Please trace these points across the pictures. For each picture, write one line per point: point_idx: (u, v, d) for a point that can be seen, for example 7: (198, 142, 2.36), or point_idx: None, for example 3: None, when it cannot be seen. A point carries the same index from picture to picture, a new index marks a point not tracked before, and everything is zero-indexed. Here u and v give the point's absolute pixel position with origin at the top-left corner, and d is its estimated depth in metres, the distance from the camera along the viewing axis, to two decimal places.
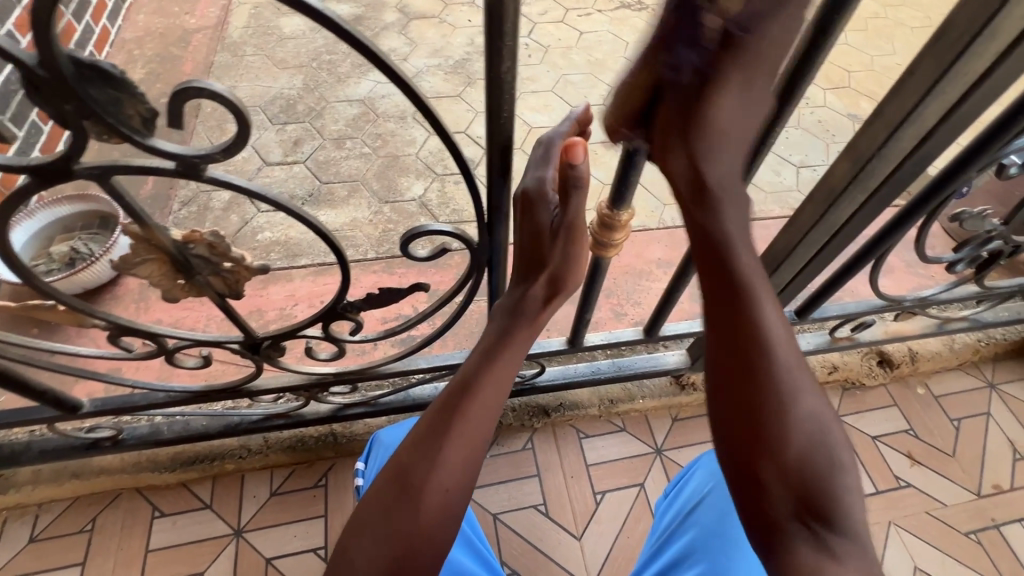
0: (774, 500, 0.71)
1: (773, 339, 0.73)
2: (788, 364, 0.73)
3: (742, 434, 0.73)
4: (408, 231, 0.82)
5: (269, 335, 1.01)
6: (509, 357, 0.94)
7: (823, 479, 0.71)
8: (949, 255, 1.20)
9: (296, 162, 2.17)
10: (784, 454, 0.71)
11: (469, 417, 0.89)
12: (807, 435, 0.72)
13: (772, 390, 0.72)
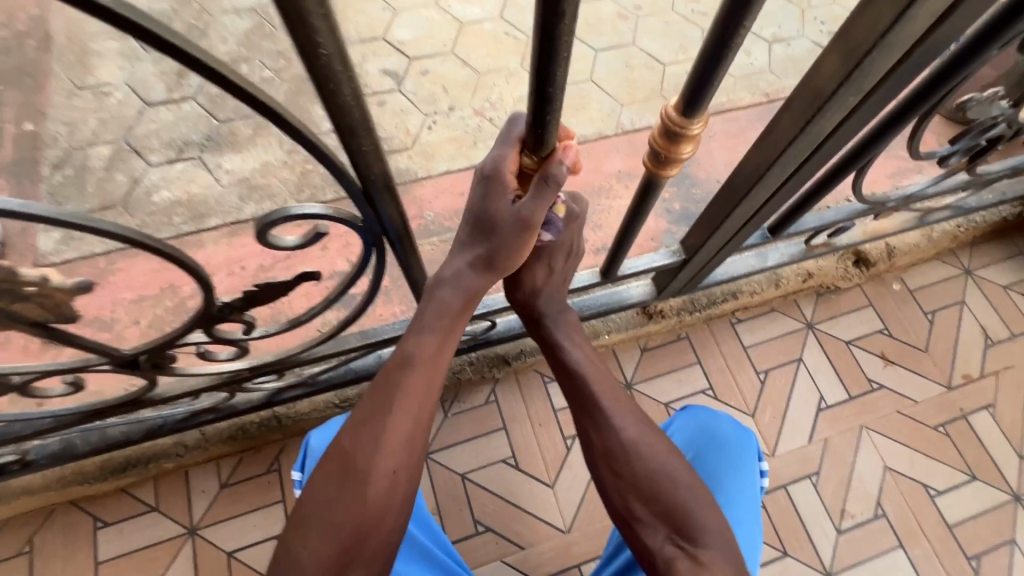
0: (647, 532, 0.79)
1: (604, 402, 0.87)
2: (623, 414, 0.86)
3: (609, 480, 0.83)
4: (263, 218, 0.61)
5: (141, 349, 0.83)
6: (450, 324, 0.81)
7: (676, 501, 0.78)
8: (943, 149, 1.04)
9: (184, 97, 1.80)
10: (642, 488, 0.80)
11: (416, 392, 0.76)
12: (653, 461, 0.81)
13: (617, 437, 0.84)
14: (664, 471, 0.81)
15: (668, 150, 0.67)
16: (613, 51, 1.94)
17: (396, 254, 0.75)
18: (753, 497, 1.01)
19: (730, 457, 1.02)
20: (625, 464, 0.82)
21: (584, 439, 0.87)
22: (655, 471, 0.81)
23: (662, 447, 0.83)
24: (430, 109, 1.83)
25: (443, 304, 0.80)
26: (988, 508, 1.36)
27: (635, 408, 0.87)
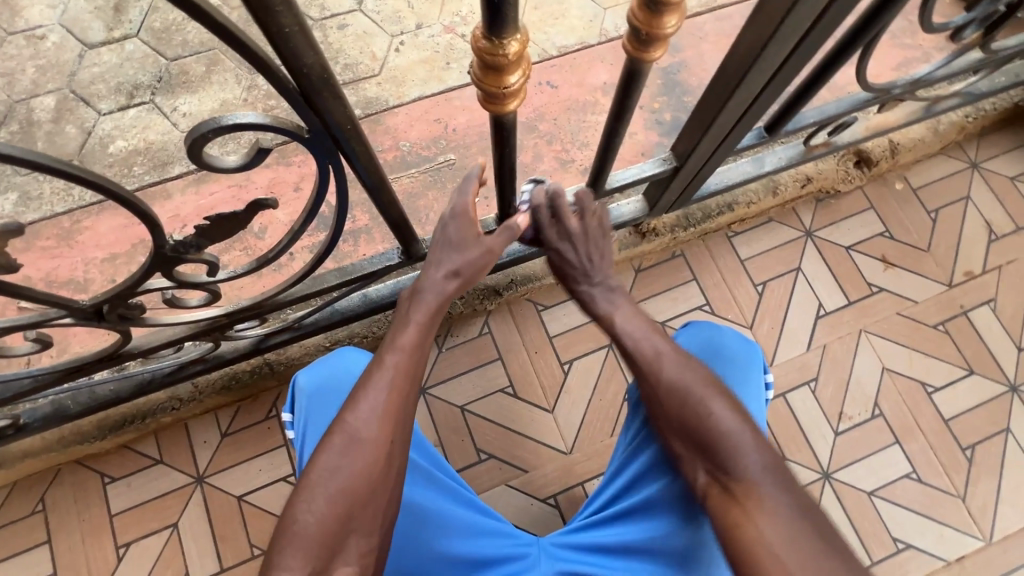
0: (689, 467, 0.78)
1: (629, 344, 0.85)
2: (647, 354, 0.84)
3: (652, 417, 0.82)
4: (192, 130, 0.52)
5: (100, 299, 0.77)
6: (430, 320, 0.83)
7: (703, 432, 0.76)
8: (957, 19, 0.94)
9: (126, 35, 1.65)
10: (677, 426, 0.79)
11: (412, 369, 0.78)
12: (680, 391, 0.79)
13: (643, 369, 0.83)
14: (697, 407, 0.77)
15: (648, 22, 0.59)
16: None
17: (356, 171, 0.68)
18: (756, 408, 1.00)
19: (735, 370, 1.01)
20: (659, 402, 0.80)
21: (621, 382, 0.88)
22: (687, 406, 0.78)
23: (701, 381, 0.79)
24: (396, 29, 1.67)
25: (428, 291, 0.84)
26: (984, 400, 1.37)
27: (663, 344, 0.84)
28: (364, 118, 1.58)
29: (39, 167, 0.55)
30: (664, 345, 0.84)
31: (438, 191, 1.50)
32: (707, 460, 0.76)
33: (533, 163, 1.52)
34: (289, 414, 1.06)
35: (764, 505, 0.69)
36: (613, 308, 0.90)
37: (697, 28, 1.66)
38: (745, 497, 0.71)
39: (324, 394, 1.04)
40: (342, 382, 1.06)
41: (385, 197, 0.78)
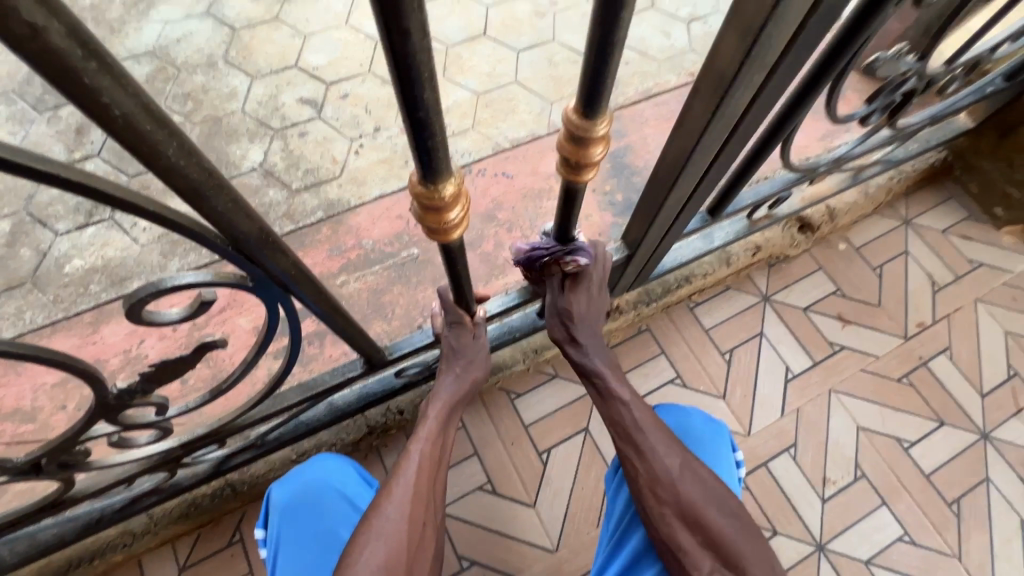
0: (692, 564, 0.77)
1: (663, 454, 0.85)
2: (674, 459, 0.84)
3: (660, 517, 0.81)
4: (130, 293, 0.53)
5: (39, 453, 0.73)
6: (444, 415, 0.95)
7: (725, 533, 0.78)
8: (861, 110, 1.04)
9: (87, 156, 1.68)
10: (686, 518, 0.79)
11: (435, 457, 0.88)
12: (707, 499, 0.81)
13: (666, 463, 0.84)
14: (710, 501, 0.81)
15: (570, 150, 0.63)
16: (533, 49, 1.91)
17: (308, 306, 0.68)
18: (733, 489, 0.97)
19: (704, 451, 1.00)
20: (669, 490, 0.81)
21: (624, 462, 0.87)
22: (704, 500, 0.81)
23: (703, 472, 0.84)
24: (355, 132, 1.76)
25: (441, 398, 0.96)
26: (960, 450, 1.38)
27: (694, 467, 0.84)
28: (326, 219, 1.61)
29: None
30: (691, 455, 0.86)
31: (403, 285, 1.51)
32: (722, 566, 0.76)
33: (495, 251, 1.56)
34: (261, 532, 1.00)
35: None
36: (642, 414, 0.90)
37: (638, 115, 1.79)
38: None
39: (296, 505, 0.99)
40: (315, 491, 1.00)
41: (341, 318, 0.78)
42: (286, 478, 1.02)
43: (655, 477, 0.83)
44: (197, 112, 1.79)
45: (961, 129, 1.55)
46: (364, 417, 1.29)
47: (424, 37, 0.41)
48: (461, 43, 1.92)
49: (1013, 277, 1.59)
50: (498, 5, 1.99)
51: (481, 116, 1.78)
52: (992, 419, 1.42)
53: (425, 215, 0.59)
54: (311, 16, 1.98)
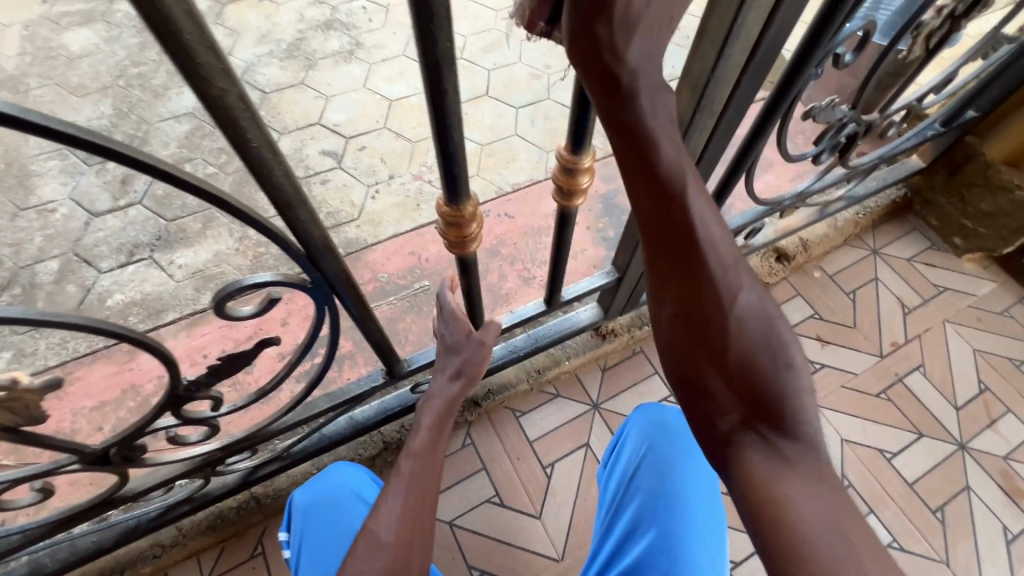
0: (718, 410, 0.58)
1: (723, 277, 0.58)
2: (739, 286, 0.58)
3: (691, 348, 0.59)
4: (218, 292, 0.67)
5: (110, 442, 0.85)
6: (437, 422, 0.92)
7: (776, 386, 0.57)
8: (812, 150, 1.21)
9: (131, 202, 1.86)
10: (729, 361, 0.57)
11: (425, 473, 0.85)
12: (763, 349, 0.58)
13: (709, 285, 0.57)
14: (770, 339, 0.58)
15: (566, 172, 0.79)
16: (531, 107, 2.15)
17: (349, 310, 0.82)
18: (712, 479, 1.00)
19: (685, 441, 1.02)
20: (718, 330, 0.57)
21: (654, 289, 0.60)
22: (759, 338, 0.58)
23: (768, 306, 0.59)
24: (372, 180, 1.95)
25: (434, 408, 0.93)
26: (939, 460, 1.47)
27: (742, 255, 0.61)
28: (345, 256, 1.77)
29: (105, 330, 0.69)
30: (750, 274, 0.60)
31: (415, 313, 1.65)
32: (756, 416, 0.57)
33: (499, 282, 1.71)
34: (285, 534, 1.09)
35: (810, 487, 0.54)
36: (719, 233, 0.58)
37: None
38: (795, 469, 0.55)
39: (315, 507, 1.08)
40: (330, 495, 1.09)
41: (373, 326, 0.91)
42: (307, 483, 1.12)
43: (713, 322, 0.57)
44: (230, 164, 2.00)
45: (914, 168, 1.74)
46: (380, 434, 1.39)
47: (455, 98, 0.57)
48: (467, 101, 2.15)
49: (977, 300, 1.72)
50: (499, 69, 2.25)
51: (485, 163, 1.98)
52: (967, 431, 1.51)
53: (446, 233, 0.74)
54: (333, 80, 2.24)
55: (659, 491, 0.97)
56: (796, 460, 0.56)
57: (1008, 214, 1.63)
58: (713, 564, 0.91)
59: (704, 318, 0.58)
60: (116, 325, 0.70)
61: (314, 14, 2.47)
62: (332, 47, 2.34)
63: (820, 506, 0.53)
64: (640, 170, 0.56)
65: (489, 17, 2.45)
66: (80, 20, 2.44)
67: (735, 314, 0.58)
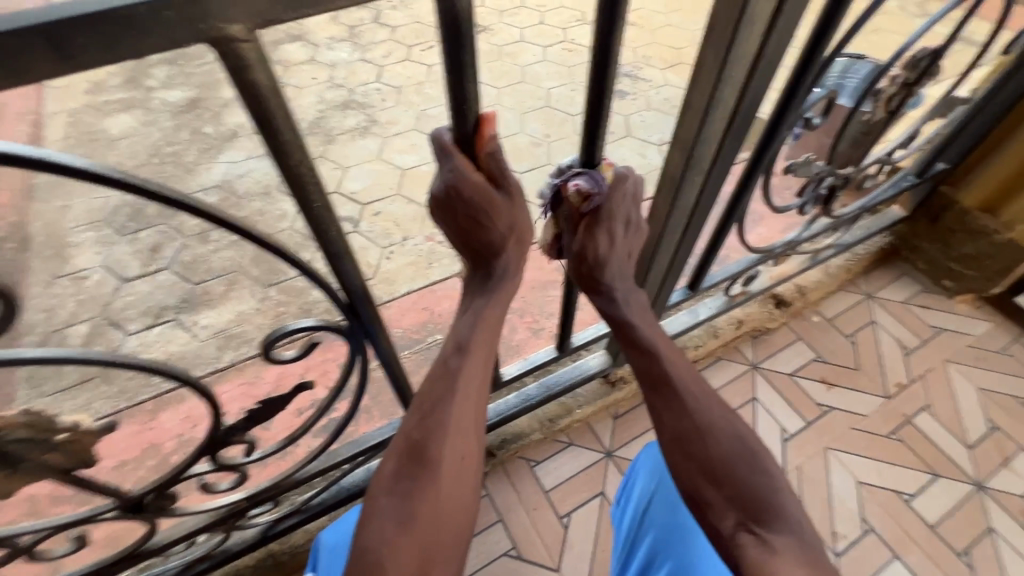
0: (718, 515, 0.78)
1: (695, 408, 0.84)
2: (717, 417, 0.84)
3: (688, 462, 0.81)
4: (266, 336, 0.74)
5: (148, 488, 0.88)
6: (488, 337, 0.79)
7: (750, 491, 0.79)
8: (796, 201, 1.32)
9: (160, 268, 1.98)
10: (714, 475, 0.80)
11: (468, 400, 0.76)
12: (742, 462, 0.81)
13: (696, 416, 0.83)
14: (741, 454, 0.81)
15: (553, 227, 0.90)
16: (534, 172, 2.31)
17: (378, 355, 0.88)
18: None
19: None
20: (701, 448, 0.81)
21: (653, 419, 0.85)
22: (732, 453, 0.81)
23: (731, 420, 0.84)
24: (386, 242, 2.07)
25: (473, 316, 0.79)
26: (958, 502, 1.46)
27: (708, 389, 0.87)
28: None
29: (169, 373, 0.76)
30: (727, 411, 0.86)
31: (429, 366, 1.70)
32: (746, 516, 0.77)
33: (509, 334, 1.78)
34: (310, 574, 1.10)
35: (797, 575, 0.71)
36: (676, 363, 0.87)
37: None
38: (781, 554, 0.72)
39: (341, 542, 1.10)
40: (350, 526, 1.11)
41: (398, 372, 0.97)
42: (333, 525, 1.15)
43: (699, 445, 0.81)
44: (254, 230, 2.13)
45: (896, 217, 1.85)
46: None
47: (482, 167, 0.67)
48: None
49: (975, 339, 1.77)
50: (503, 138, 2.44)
51: None
52: (983, 471, 1.51)
53: (455, 222, 0.71)
54: (350, 153, 2.43)
55: (672, 521, 0.99)
56: (782, 548, 0.74)
57: (991, 256, 1.73)
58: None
59: (694, 448, 0.81)
60: (176, 368, 0.76)
61: (333, 95, 2.72)
62: (349, 124, 2.56)
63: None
64: (636, 347, 0.88)
65: (492, 93, 2.68)
66: (120, 107, 2.69)
67: (713, 432, 0.82)
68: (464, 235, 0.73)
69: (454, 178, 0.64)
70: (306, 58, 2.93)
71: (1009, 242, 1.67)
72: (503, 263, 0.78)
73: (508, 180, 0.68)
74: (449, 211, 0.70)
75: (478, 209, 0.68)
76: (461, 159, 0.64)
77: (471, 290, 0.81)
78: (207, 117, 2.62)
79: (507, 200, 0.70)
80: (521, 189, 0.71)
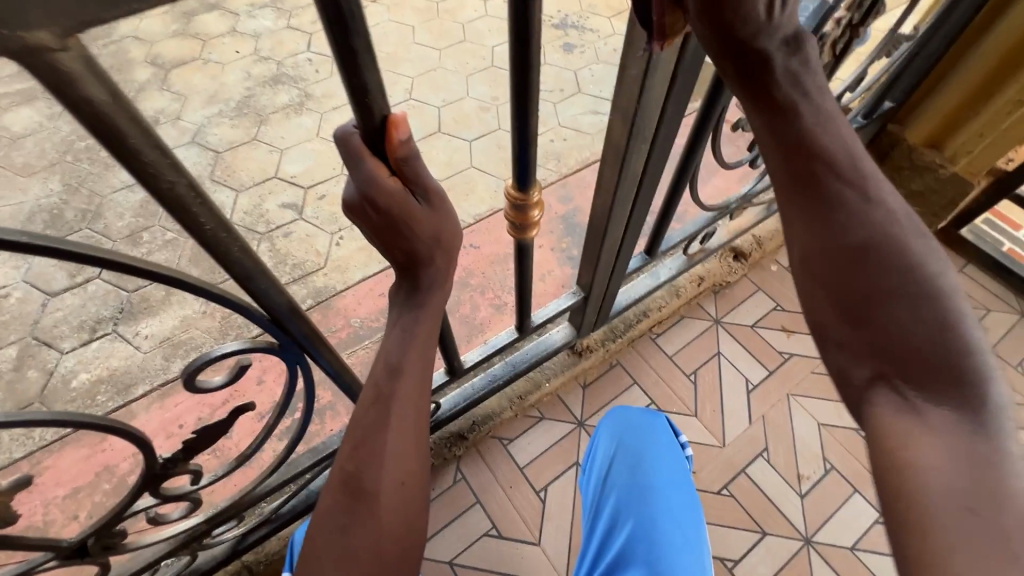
0: (848, 364, 0.56)
1: (853, 226, 0.57)
2: (901, 237, 0.56)
3: (832, 289, 0.57)
4: (187, 367, 0.67)
5: (88, 532, 0.82)
6: (421, 360, 0.73)
7: (907, 341, 0.52)
8: (748, 156, 1.29)
9: (89, 277, 1.83)
10: (865, 311, 0.54)
11: (408, 423, 0.71)
12: (902, 295, 0.53)
13: (853, 233, 0.57)
14: (914, 286, 0.53)
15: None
16: (483, 139, 2.21)
17: (324, 367, 0.84)
18: (680, 465, 1.04)
19: (649, 438, 1.07)
20: (860, 272, 0.56)
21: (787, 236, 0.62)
22: (900, 277, 0.54)
23: (919, 243, 0.56)
24: (335, 227, 1.97)
25: (398, 343, 0.73)
26: None
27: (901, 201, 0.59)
28: (316, 305, 1.77)
29: (82, 424, 0.69)
30: (922, 227, 0.57)
31: None
32: (889, 368, 0.53)
33: (472, 313, 1.73)
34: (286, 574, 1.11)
35: (938, 443, 0.47)
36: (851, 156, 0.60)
37: (581, 182, 2.07)
38: (931, 427, 0.48)
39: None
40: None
41: (349, 377, 0.92)
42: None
43: (857, 272, 0.56)
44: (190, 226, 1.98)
45: None
46: None
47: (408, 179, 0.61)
48: (420, 140, 2.21)
49: None
50: (449, 105, 2.31)
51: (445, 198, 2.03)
52: None
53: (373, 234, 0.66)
54: (286, 133, 2.26)
55: (632, 485, 1.00)
56: (936, 420, 0.49)
57: (936, 191, 1.76)
58: (690, 542, 0.94)
59: (850, 278, 0.56)
60: (88, 415, 0.70)
61: (260, 70, 2.50)
62: (282, 101, 2.38)
63: (948, 458, 0.46)
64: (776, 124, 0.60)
65: (433, 56, 2.52)
66: (20, 100, 2.42)
67: (880, 248, 0.55)
68: (384, 246, 0.67)
69: (365, 184, 0.58)
70: (226, 30, 2.68)
71: (953, 176, 1.69)
72: (430, 274, 0.72)
73: (425, 188, 0.62)
74: (367, 223, 0.64)
75: (395, 220, 0.62)
76: (368, 164, 0.57)
77: (396, 303, 0.75)
78: None
79: (426, 209, 0.63)
80: (442, 195, 0.64)
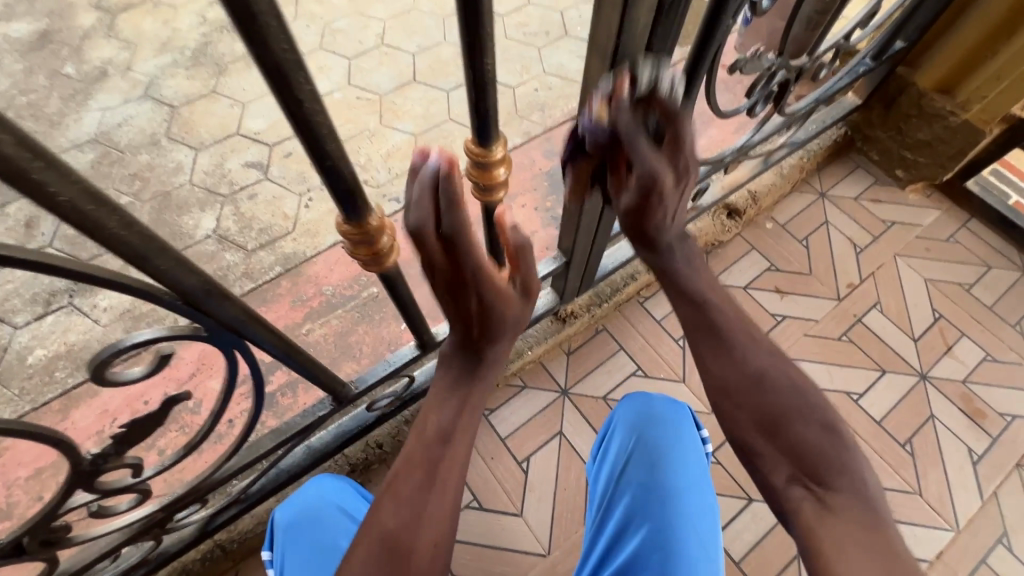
0: (768, 467, 0.65)
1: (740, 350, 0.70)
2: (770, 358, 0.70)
3: (745, 407, 0.67)
4: (92, 359, 0.58)
5: (21, 531, 0.76)
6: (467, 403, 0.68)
7: (806, 443, 0.64)
8: (745, 103, 1.17)
9: (39, 246, 1.70)
10: (768, 423, 0.66)
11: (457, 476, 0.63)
12: (792, 407, 0.66)
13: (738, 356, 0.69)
14: (793, 399, 0.67)
15: (367, 256, 0.67)
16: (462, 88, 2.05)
17: (269, 351, 0.76)
18: (701, 464, 0.98)
19: (668, 433, 0.99)
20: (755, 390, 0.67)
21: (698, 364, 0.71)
22: (782, 390, 0.67)
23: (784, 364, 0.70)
24: (303, 187, 1.83)
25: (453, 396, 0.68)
26: (904, 393, 1.49)
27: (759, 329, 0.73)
28: (285, 272, 1.66)
29: None
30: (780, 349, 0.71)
31: (367, 324, 1.57)
32: (802, 469, 0.63)
33: None
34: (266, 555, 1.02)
35: (854, 532, 0.57)
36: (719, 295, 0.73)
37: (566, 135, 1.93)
38: (843, 517, 0.59)
39: (295, 527, 1.01)
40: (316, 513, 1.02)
41: (302, 357, 0.83)
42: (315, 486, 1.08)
43: (754, 391, 0.67)
44: (146, 189, 1.84)
45: (852, 106, 1.72)
46: (344, 456, 1.33)
47: (329, 139, 0.51)
48: (393, 90, 2.04)
49: (924, 230, 1.74)
50: (424, 51, 2.13)
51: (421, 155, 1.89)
52: (927, 361, 1.54)
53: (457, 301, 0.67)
54: (247, 84, 2.08)
55: (648, 483, 0.94)
56: (840, 507, 0.60)
57: (945, 140, 1.64)
58: (708, 552, 0.89)
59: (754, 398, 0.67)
60: None
61: (216, 13, 2.28)
62: (241, 48, 2.17)
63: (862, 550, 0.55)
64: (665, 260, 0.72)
65: None
66: None
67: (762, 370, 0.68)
68: (459, 306, 0.67)
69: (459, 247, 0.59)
70: None
71: (964, 124, 1.57)
72: (496, 350, 0.72)
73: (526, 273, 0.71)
74: (452, 290, 0.65)
75: (485, 284, 0.64)
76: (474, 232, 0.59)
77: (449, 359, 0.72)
78: (65, 55, 2.18)
79: (519, 297, 0.71)
80: (527, 252, 0.70)
